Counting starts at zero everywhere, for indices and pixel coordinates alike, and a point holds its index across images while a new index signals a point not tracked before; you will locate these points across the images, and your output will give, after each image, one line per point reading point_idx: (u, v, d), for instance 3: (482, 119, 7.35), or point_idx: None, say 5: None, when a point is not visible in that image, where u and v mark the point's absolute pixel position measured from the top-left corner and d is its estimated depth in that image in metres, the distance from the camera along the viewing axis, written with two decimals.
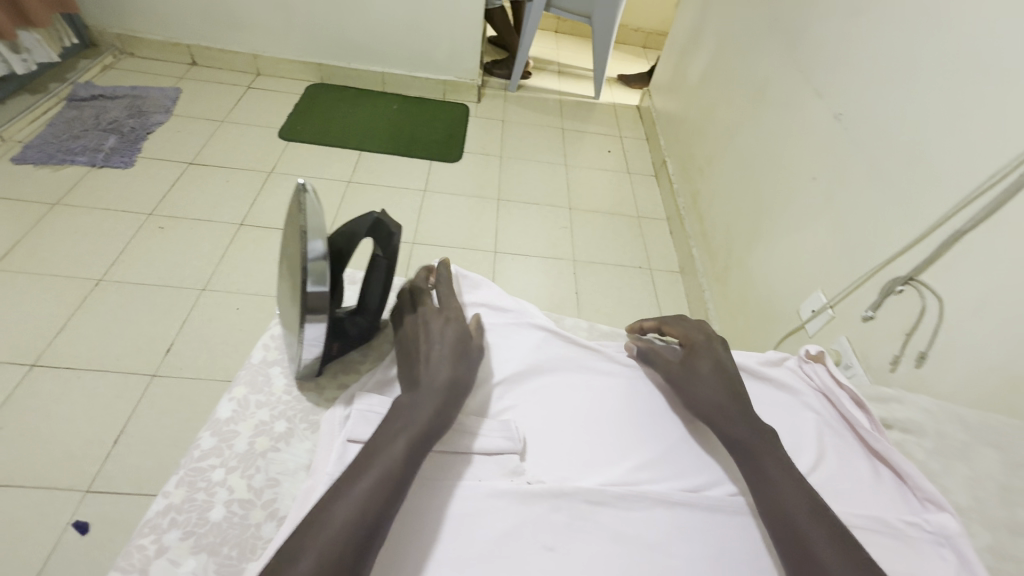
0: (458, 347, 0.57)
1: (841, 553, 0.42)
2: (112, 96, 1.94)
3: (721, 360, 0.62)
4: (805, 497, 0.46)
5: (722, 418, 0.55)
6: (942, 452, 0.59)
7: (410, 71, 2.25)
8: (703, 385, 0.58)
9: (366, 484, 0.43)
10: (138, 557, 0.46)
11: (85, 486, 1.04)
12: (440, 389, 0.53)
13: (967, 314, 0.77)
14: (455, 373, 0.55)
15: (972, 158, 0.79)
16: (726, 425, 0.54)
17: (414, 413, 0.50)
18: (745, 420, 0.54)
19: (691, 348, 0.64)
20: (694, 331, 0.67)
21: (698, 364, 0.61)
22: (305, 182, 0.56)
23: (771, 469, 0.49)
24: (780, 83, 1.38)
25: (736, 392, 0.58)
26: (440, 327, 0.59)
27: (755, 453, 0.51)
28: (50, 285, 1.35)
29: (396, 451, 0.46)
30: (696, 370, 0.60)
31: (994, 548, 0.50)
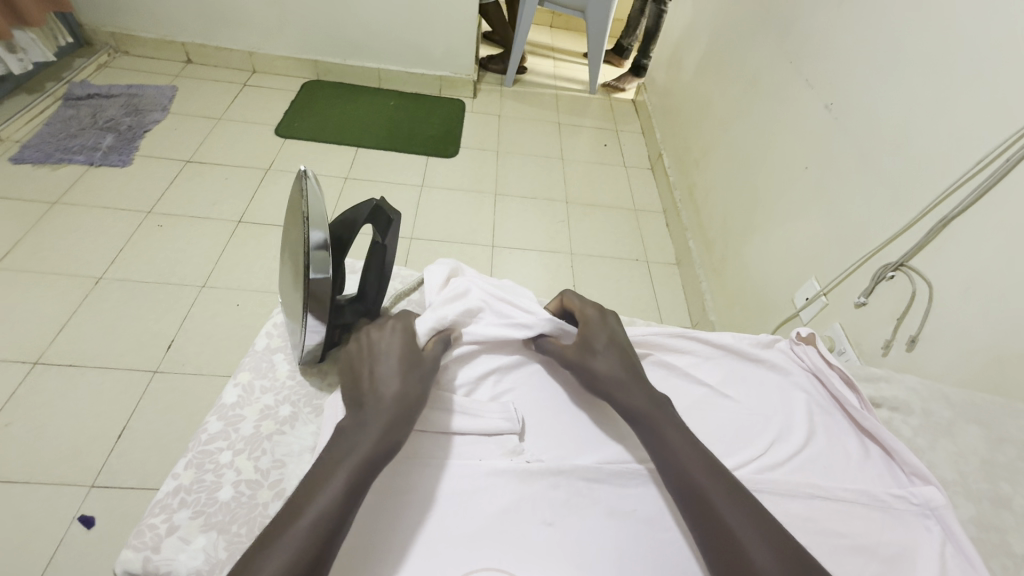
0: (407, 363, 0.54)
1: (741, 509, 0.43)
2: (108, 95, 1.94)
3: (616, 335, 0.63)
4: (700, 455, 0.48)
5: (620, 389, 0.56)
6: (928, 428, 0.61)
7: (405, 68, 2.26)
8: (598, 359, 0.59)
9: (300, 528, 0.40)
10: (149, 536, 0.48)
11: (90, 482, 1.05)
12: (386, 413, 0.49)
13: (956, 298, 0.79)
14: (400, 392, 0.51)
15: (961, 143, 0.80)
16: (621, 392, 0.56)
17: (356, 441, 0.47)
18: (640, 388, 0.55)
19: (584, 325, 0.63)
20: (586, 306, 0.66)
21: (592, 340, 0.61)
22: (307, 169, 0.58)
23: (669, 435, 0.50)
24: (770, 74, 1.40)
25: (623, 360, 0.59)
26: (387, 342, 0.56)
27: (651, 421, 0.52)
28: (51, 283, 1.36)
29: (333, 487, 0.43)
30: (594, 348, 0.60)
31: (978, 518, 0.52)
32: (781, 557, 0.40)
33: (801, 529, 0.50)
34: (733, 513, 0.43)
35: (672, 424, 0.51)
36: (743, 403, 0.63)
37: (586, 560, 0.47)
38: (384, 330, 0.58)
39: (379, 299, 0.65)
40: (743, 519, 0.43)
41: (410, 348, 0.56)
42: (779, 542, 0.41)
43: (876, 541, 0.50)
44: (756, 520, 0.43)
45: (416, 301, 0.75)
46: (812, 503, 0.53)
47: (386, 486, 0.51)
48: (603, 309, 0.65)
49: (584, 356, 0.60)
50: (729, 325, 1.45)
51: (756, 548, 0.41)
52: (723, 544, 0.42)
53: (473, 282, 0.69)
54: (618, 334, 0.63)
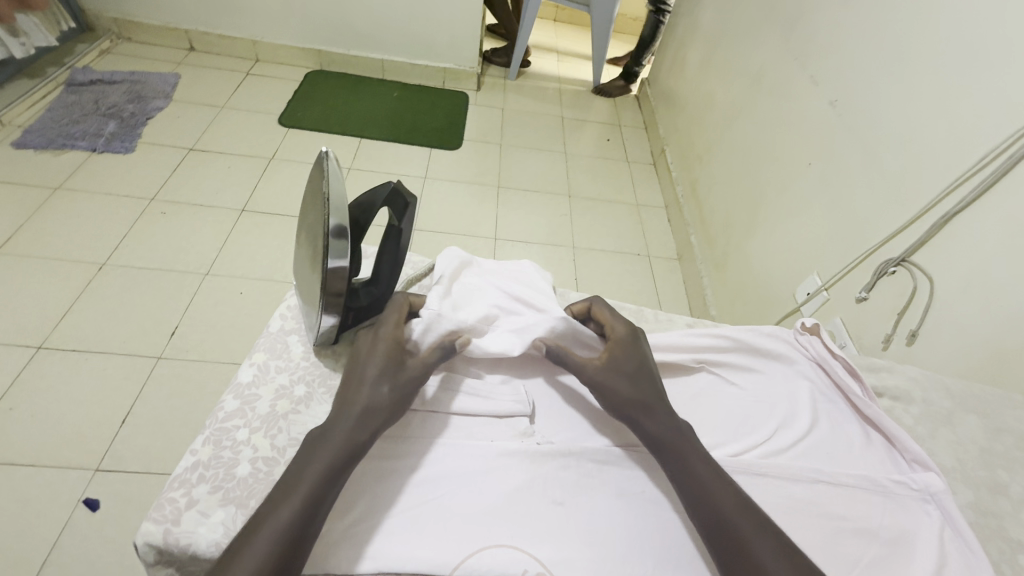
0: (384, 369, 0.52)
1: (779, 553, 0.42)
2: (111, 81, 1.93)
3: (645, 360, 0.57)
4: (730, 491, 0.46)
5: (645, 412, 0.52)
6: (929, 417, 0.63)
7: (409, 59, 2.25)
8: (622, 381, 0.55)
9: (264, 542, 0.40)
10: (169, 509, 0.49)
11: (95, 465, 1.06)
12: (359, 416, 0.48)
13: (956, 293, 0.80)
14: (370, 398, 0.50)
15: (964, 139, 0.81)
16: (651, 420, 0.52)
17: (323, 449, 0.46)
18: (665, 413, 0.52)
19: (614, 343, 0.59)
20: (616, 322, 0.62)
21: (620, 363, 0.56)
22: (327, 150, 0.59)
23: (700, 469, 0.48)
24: (774, 72, 1.40)
25: (647, 381, 0.55)
26: (367, 347, 0.55)
27: (678, 450, 0.49)
28: (55, 268, 1.36)
29: (297, 498, 0.42)
30: (627, 372, 0.55)
31: (976, 504, 0.54)
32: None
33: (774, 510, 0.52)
34: (774, 562, 0.41)
35: (699, 456, 0.49)
36: (749, 390, 0.65)
37: (596, 538, 0.48)
38: (370, 333, 0.57)
39: (393, 285, 0.67)
40: (780, 565, 0.41)
41: (391, 350, 0.54)
42: None
43: (878, 527, 0.51)
44: (794, 564, 0.41)
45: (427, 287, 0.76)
46: (815, 487, 0.54)
47: (398, 465, 0.52)
48: (631, 328, 0.61)
49: (609, 376, 0.55)
50: (730, 320, 1.46)
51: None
52: None
53: (485, 283, 0.68)
54: (645, 355, 0.58)
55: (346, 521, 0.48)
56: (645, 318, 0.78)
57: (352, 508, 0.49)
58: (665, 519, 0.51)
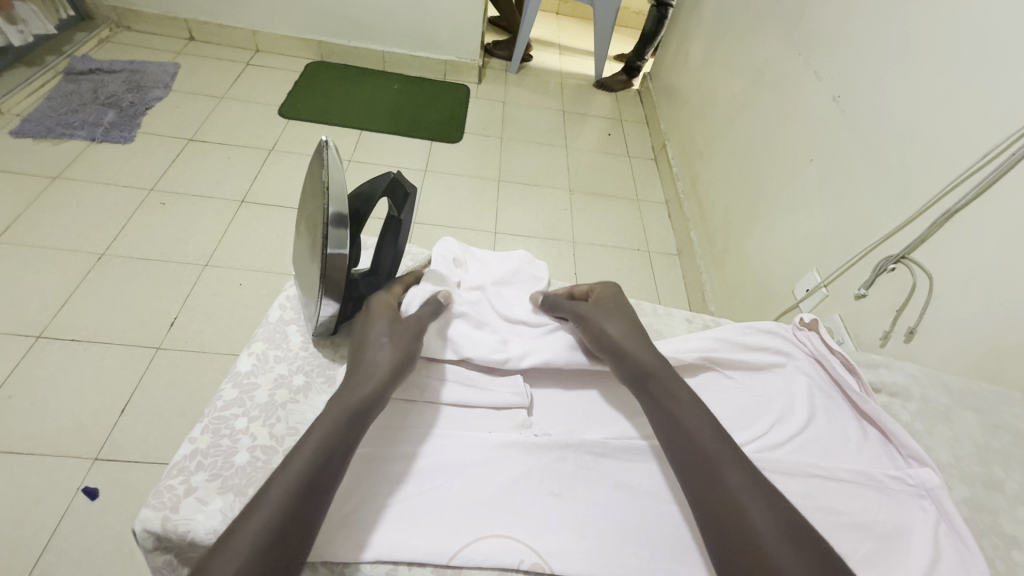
0: (386, 325, 0.55)
1: (737, 462, 0.45)
2: (110, 70, 1.92)
3: (625, 307, 0.63)
4: (702, 412, 0.49)
5: (631, 345, 0.57)
6: (926, 413, 0.63)
7: (410, 51, 2.24)
8: (609, 321, 0.60)
9: (289, 478, 0.42)
10: (168, 496, 0.49)
11: (94, 454, 1.06)
12: (377, 373, 0.50)
13: (955, 290, 0.80)
14: (375, 351, 0.52)
15: (967, 137, 0.81)
16: (636, 351, 0.56)
17: (338, 402, 0.48)
18: (648, 349, 0.57)
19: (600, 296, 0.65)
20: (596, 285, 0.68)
21: (610, 307, 0.62)
22: (327, 138, 0.59)
23: (679, 394, 0.51)
24: (777, 67, 1.40)
25: (632, 323, 0.60)
26: (367, 312, 0.57)
27: (659, 377, 0.53)
28: (53, 258, 1.36)
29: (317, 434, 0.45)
30: (618, 313, 0.61)
31: (971, 500, 0.55)
32: (785, 521, 0.41)
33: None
34: (735, 474, 0.44)
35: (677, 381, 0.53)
36: (746, 384, 0.65)
37: (593, 530, 0.48)
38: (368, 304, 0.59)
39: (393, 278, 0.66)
40: (737, 469, 0.44)
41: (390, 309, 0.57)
42: (768, 497, 0.42)
43: (874, 521, 0.51)
44: (751, 471, 0.44)
45: None
46: (812, 481, 0.54)
47: (393, 453, 0.52)
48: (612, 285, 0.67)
49: (603, 317, 0.60)
50: (729, 316, 1.46)
51: (752, 501, 0.42)
52: (713, 487, 0.44)
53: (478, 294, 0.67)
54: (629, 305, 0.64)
55: (343, 509, 0.48)
56: (644, 312, 0.77)
57: (350, 496, 0.49)
58: (662, 510, 0.51)
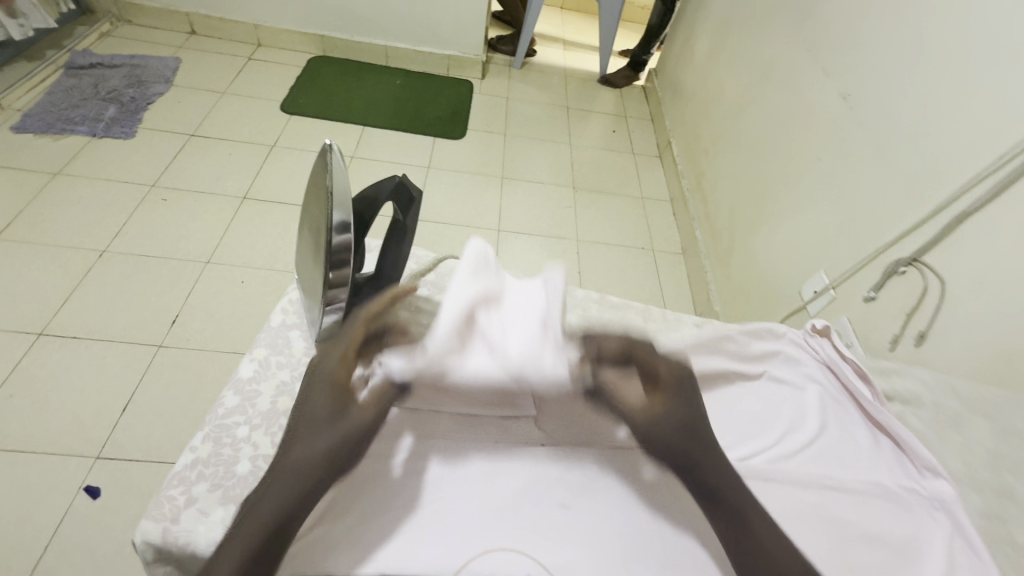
0: (327, 418, 0.48)
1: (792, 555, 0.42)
2: (111, 65, 1.90)
3: (693, 412, 0.50)
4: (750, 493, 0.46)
5: (701, 468, 0.47)
6: (940, 421, 0.62)
7: (413, 46, 2.22)
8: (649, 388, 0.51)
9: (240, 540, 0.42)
10: (168, 507, 0.48)
11: (95, 453, 1.06)
12: (321, 423, 0.48)
13: (968, 295, 0.78)
14: (301, 453, 0.46)
15: (981, 139, 0.79)
16: (707, 477, 0.47)
17: (283, 457, 0.46)
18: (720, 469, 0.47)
19: (662, 388, 0.51)
20: (661, 360, 0.52)
21: (674, 414, 0.49)
22: (331, 142, 0.58)
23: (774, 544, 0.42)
24: (785, 65, 1.38)
25: (701, 435, 0.49)
26: (314, 384, 0.50)
27: (741, 512, 0.45)
28: (54, 255, 1.35)
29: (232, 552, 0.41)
30: (682, 429, 0.49)
31: (983, 510, 0.53)
32: None
33: (780, 512, 0.50)
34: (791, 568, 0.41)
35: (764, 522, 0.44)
36: (756, 390, 0.64)
37: (598, 539, 0.48)
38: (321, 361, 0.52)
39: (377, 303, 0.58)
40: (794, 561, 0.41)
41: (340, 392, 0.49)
42: None
43: (886, 534, 0.50)
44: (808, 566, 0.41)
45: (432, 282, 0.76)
46: (822, 491, 0.53)
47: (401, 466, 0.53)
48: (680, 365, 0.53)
49: (662, 432, 0.49)
50: (734, 317, 1.45)
51: None
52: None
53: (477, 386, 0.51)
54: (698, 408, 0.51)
55: (346, 521, 0.48)
56: (652, 317, 0.76)
57: (353, 507, 0.49)
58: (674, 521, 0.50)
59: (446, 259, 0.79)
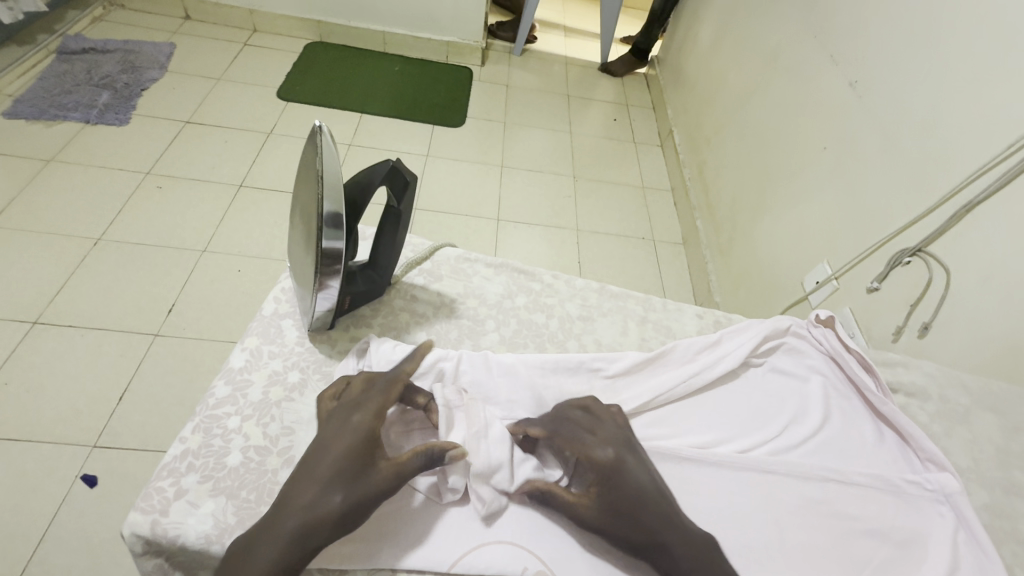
0: (340, 471, 0.46)
1: None
2: (104, 50, 1.87)
3: (642, 490, 0.47)
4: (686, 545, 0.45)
5: (657, 551, 0.45)
6: (945, 415, 0.61)
7: (412, 32, 2.18)
8: (592, 452, 0.49)
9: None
10: (157, 499, 0.48)
11: (92, 442, 1.05)
12: (338, 463, 0.46)
13: (974, 287, 0.77)
14: (312, 506, 0.44)
15: (993, 127, 0.77)
16: (663, 562, 0.44)
17: (299, 494, 0.45)
18: (675, 550, 0.44)
19: (600, 473, 0.48)
20: (597, 444, 0.50)
21: (615, 498, 0.47)
22: (322, 123, 0.56)
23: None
24: (791, 51, 1.35)
25: (650, 514, 0.46)
26: (329, 435, 0.49)
27: None
28: (48, 243, 1.34)
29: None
30: (616, 510, 0.46)
31: (991, 506, 0.54)
32: None
33: (782, 507, 0.50)
34: None
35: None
36: (756, 382, 0.63)
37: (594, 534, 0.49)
38: (342, 416, 0.50)
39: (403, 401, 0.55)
40: None
41: (361, 446, 0.48)
42: None
43: (891, 527, 0.49)
44: None
45: (428, 271, 0.74)
46: (826, 486, 0.52)
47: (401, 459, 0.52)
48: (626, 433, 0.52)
49: (602, 515, 0.46)
50: (735, 307, 1.44)
51: None
52: None
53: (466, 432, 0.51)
54: (639, 481, 0.47)
55: None
56: (653, 306, 0.75)
57: None
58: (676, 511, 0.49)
59: (442, 247, 0.78)
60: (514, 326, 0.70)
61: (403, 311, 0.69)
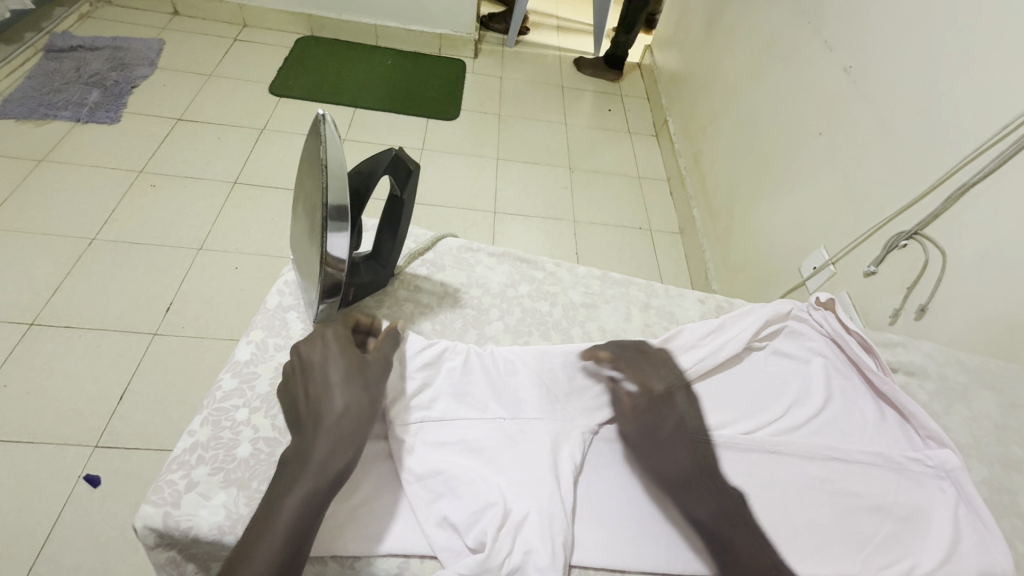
0: (346, 369, 0.52)
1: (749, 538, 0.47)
2: (92, 47, 1.84)
3: (686, 419, 0.56)
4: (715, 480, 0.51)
5: (682, 477, 0.52)
6: (943, 394, 0.62)
7: (404, 24, 2.16)
8: (653, 384, 0.59)
9: (307, 478, 0.45)
10: (168, 492, 0.48)
11: (94, 442, 1.05)
12: (340, 363, 0.53)
13: (971, 266, 0.78)
14: (340, 401, 0.50)
15: (986, 108, 0.78)
16: (688, 489, 0.51)
17: (320, 400, 0.50)
18: (709, 483, 0.51)
19: (651, 401, 0.58)
20: (654, 377, 0.60)
21: (659, 424, 0.56)
22: (325, 113, 0.56)
23: (740, 553, 0.47)
24: (786, 37, 1.34)
25: (687, 444, 0.54)
26: (319, 353, 0.54)
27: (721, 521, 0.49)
28: (43, 244, 1.32)
29: (297, 494, 0.44)
30: (656, 436, 0.55)
31: (991, 481, 0.55)
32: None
33: (785, 487, 0.51)
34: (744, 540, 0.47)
35: (739, 528, 0.48)
36: (759, 366, 0.63)
37: (607, 517, 0.50)
38: (316, 334, 0.56)
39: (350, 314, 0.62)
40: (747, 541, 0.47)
41: (348, 351, 0.54)
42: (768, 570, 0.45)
43: (893, 503, 0.50)
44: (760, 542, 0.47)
45: (431, 261, 0.74)
46: (829, 464, 0.53)
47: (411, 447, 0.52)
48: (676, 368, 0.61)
49: (639, 437, 0.55)
50: (732, 294, 1.45)
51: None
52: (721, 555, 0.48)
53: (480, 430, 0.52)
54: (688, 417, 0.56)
55: (352, 502, 0.50)
56: (655, 293, 0.75)
57: (358, 490, 0.50)
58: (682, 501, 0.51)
59: (444, 238, 0.78)
60: (518, 315, 0.70)
61: (407, 302, 0.69)
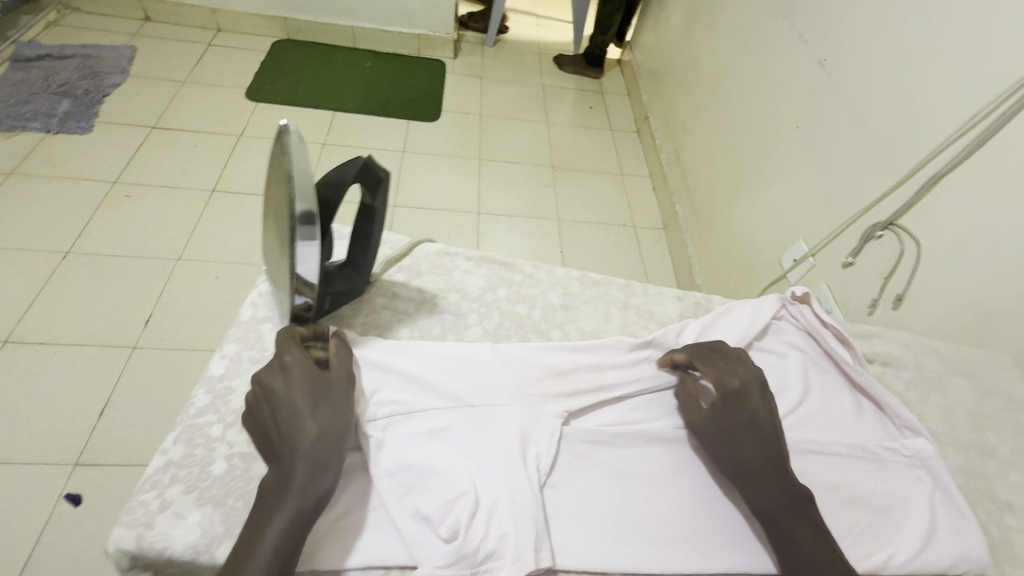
0: (310, 394, 0.50)
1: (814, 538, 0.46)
2: (61, 56, 1.80)
3: (758, 417, 0.53)
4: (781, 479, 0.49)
5: (746, 476, 0.50)
6: (919, 383, 0.64)
7: (381, 25, 2.14)
8: (729, 381, 0.56)
9: (284, 510, 0.44)
10: (141, 513, 0.47)
11: (74, 460, 1.03)
12: (305, 388, 0.50)
13: (944, 256, 0.79)
14: (310, 427, 0.48)
15: (956, 100, 0.79)
16: (751, 488, 0.50)
17: (290, 429, 0.48)
18: (776, 483, 0.49)
19: (724, 397, 0.55)
20: (729, 374, 0.56)
21: (729, 422, 0.53)
22: (288, 123, 0.55)
23: (804, 546, 0.45)
24: (762, 31, 1.36)
25: (757, 441, 0.51)
26: (280, 382, 0.50)
27: (782, 522, 0.47)
28: (14, 260, 1.29)
29: (277, 526, 0.43)
30: (726, 433, 0.53)
31: (965, 467, 0.56)
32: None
33: None
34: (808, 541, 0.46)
35: (801, 530, 0.46)
36: None
37: (591, 520, 0.50)
38: (275, 359, 0.53)
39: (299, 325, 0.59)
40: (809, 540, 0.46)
41: (309, 374, 0.52)
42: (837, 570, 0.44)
43: (873, 493, 0.51)
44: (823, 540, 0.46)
45: (408, 267, 0.74)
46: (808, 458, 0.53)
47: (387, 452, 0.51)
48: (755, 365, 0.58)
49: (710, 432, 0.54)
50: (716, 288, 1.46)
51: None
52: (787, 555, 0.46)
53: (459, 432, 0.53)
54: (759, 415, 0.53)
55: (330, 516, 0.49)
56: (634, 291, 0.76)
57: (337, 503, 0.50)
58: (659, 498, 0.52)
59: (421, 243, 0.77)
60: (497, 318, 0.70)
61: (385, 309, 0.68)
